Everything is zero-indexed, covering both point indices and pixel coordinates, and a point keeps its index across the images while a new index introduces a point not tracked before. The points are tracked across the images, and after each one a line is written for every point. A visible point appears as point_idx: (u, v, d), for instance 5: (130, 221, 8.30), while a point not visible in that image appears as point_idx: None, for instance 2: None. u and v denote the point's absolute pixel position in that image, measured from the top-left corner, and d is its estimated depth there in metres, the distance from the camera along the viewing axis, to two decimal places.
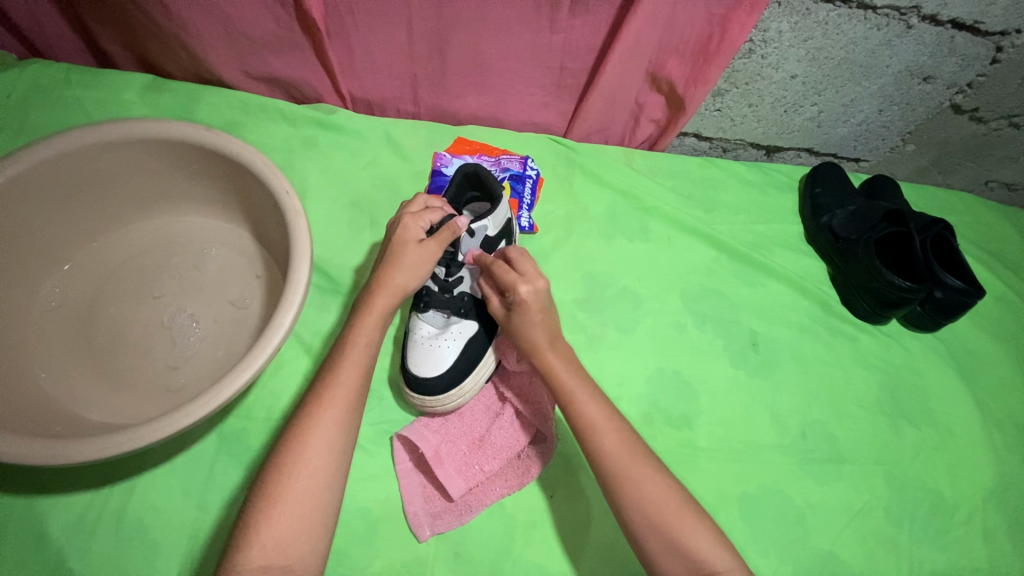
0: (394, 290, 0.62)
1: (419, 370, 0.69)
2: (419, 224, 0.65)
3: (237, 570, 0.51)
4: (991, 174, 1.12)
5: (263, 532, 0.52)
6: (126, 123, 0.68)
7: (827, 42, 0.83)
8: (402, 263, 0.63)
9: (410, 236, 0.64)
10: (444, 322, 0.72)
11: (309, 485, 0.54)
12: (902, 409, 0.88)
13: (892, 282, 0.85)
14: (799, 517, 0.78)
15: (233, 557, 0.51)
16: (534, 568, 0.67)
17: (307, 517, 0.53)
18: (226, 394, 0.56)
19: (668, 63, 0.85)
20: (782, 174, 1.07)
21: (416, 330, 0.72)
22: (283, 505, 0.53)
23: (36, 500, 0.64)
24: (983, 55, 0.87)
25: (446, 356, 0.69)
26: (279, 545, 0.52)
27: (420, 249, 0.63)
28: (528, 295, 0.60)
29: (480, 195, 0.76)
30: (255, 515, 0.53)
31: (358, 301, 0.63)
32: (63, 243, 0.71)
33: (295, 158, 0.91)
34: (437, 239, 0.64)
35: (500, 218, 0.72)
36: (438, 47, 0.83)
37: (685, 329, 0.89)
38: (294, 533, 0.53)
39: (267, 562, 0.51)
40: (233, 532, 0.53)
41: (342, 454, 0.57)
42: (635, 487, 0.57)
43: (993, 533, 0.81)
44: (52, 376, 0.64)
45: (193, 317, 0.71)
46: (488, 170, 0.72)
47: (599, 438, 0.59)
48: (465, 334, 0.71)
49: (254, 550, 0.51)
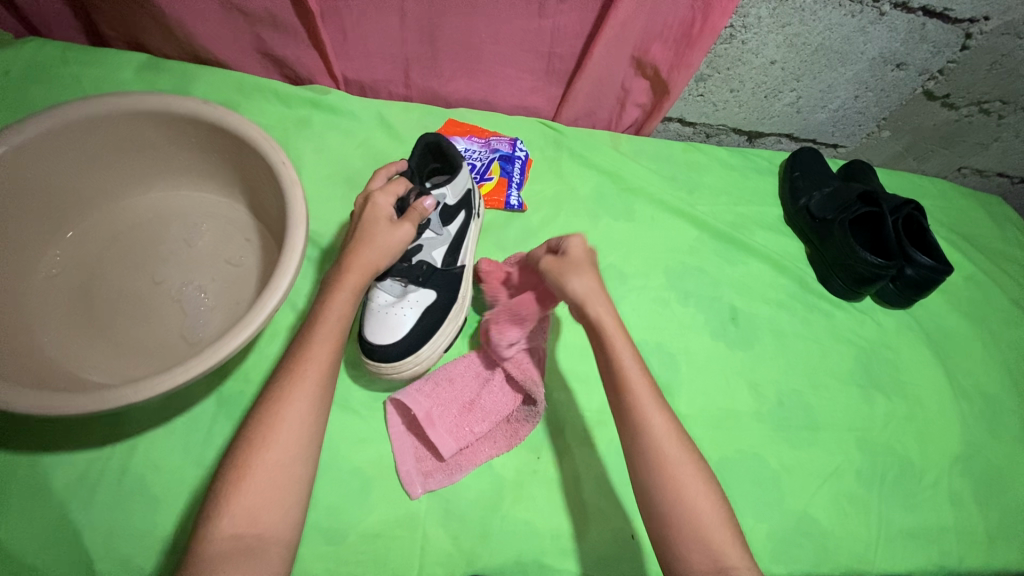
0: (364, 268, 0.63)
1: (375, 339, 0.71)
2: (387, 204, 0.67)
3: (209, 538, 0.52)
4: (963, 161, 1.16)
5: (236, 502, 0.53)
6: (128, 97, 0.70)
7: (804, 28, 0.86)
8: (371, 240, 0.64)
9: (378, 215, 0.65)
10: (402, 290, 0.72)
11: (279, 457, 0.55)
12: (875, 380, 0.92)
13: (865, 259, 0.89)
14: (775, 480, 0.82)
15: (204, 525, 0.53)
16: (523, 524, 0.70)
17: (278, 488, 0.55)
18: (215, 358, 0.58)
19: (652, 48, 0.88)
20: (762, 159, 1.11)
21: (374, 298, 0.72)
22: (255, 475, 0.54)
23: (40, 458, 0.66)
24: (953, 42, 0.91)
25: (403, 326, 0.71)
26: (251, 516, 0.53)
27: (387, 227, 0.65)
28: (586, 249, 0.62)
29: (441, 167, 0.78)
30: (227, 486, 0.54)
31: (328, 279, 0.64)
32: (64, 212, 0.73)
33: (291, 137, 0.94)
34: (409, 220, 0.67)
35: (460, 187, 0.74)
36: (430, 30, 0.86)
37: (668, 304, 0.92)
38: (265, 504, 0.54)
39: (237, 531, 0.52)
40: (206, 502, 0.55)
41: (312, 429, 0.58)
42: (669, 477, 0.55)
43: (959, 496, 0.86)
44: (54, 340, 0.66)
45: (191, 284, 0.73)
46: (451, 141, 0.74)
47: (648, 415, 0.56)
48: (422, 303, 0.72)
49: (225, 519, 0.52)
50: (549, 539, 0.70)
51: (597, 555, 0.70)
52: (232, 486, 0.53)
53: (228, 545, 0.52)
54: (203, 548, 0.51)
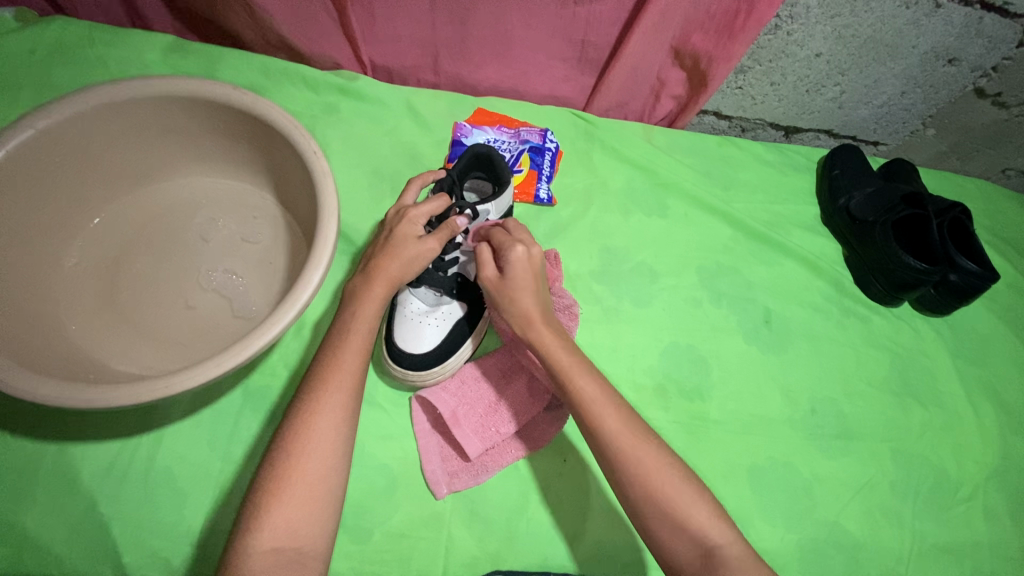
0: (390, 281, 0.61)
1: (404, 346, 0.70)
2: (419, 222, 0.63)
3: (249, 554, 0.51)
4: (1009, 161, 1.09)
5: (274, 516, 0.52)
6: (155, 81, 0.68)
7: (854, 19, 0.82)
8: (398, 253, 0.61)
9: (409, 232, 0.62)
10: (435, 300, 0.72)
11: (317, 468, 0.54)
12: (911, 389, 0.89)
13: (908, 264, 0.85)
14: (806, 489, 0.80)
15: (243, 539, 0.52)
16: (549, 527, 0.70)
17: (315, 498, 0.54)
18: (241, 358, 0.56)
19: (692, 38, 0.83)
20: (800, 156, 1.06)
21: (406, 303, 0.72)
22: (294, 485, 0.53)
23: (70, 447, 0.67)
24: (1010, 38, 0.86)
25: (433, 337, 0.71)
26: (289, 530, 0.52)
27: (418, 244, 0.62)
28: (523, 255, 0.60)
29: (484, 175, 0.75)
30: (263, 498, 0.53)
31: (352, 289, 0.62)
32: (89, 198, 0.72)
33: (317, 124, 0.92)
34: (436, 236, 0.63)
35: (503, 204, 0.72)
36: (461, 16, 0.83)
37: (700, 305, 0.90)
38: (304, 517, 0.53)
39: (278, 545, 0.51)
40: (241, 516, 0.53)
41: (345, 440, 0.56)
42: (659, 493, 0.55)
43: (995, 511, 0.83)
44: (81, 329, 0.66)
45: (215, 274, 0.72)
46: (501, 154, 0.71)
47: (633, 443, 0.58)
48: (453, 316, 0.72)
49: (265, 533, 0.51)
50: (575, 545, 0.69)
51: (624, 561, 0.69)
52: (271, 499, 0.52)
53: (269, 560, 0.51)
54: (243, 564, 0.50)
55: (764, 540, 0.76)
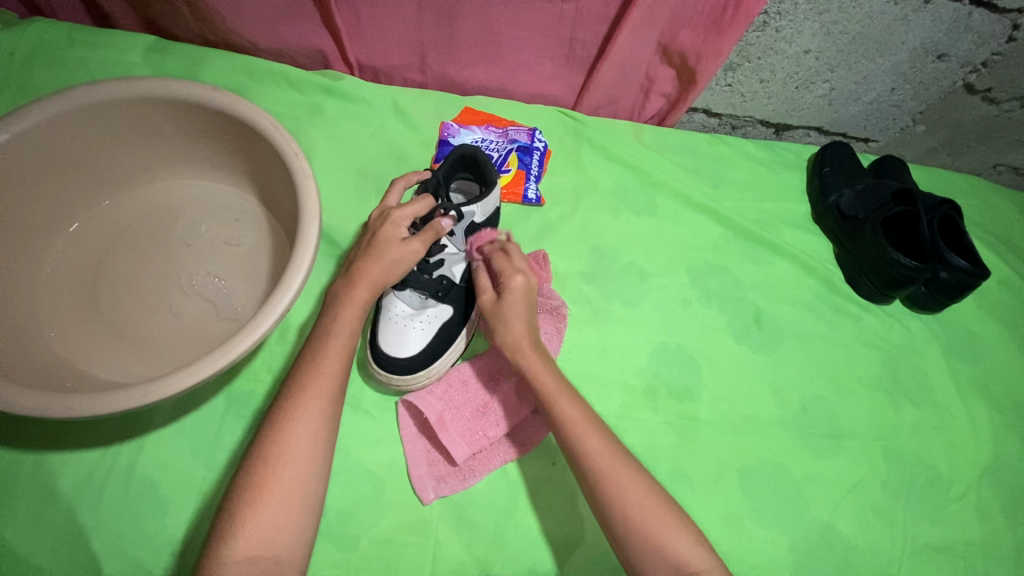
0: (373, 284, 0.60)
1: (389, 350, 0.69)
2: (402, 223, 0.62)
3: (223, 562, 0.50)
4: (1000, 157, 1.09)
5: (249, 524, 0.51)
6: (134, 82, 0.67)
7: (842, 15, 0.81)
8: (383, 255, 0.60)
9: (394, 234, 0.62)
10: (420, 302, 0.71)
11: (294, 475, 0.53)
12: (902, 387, 0.89)
13: (899, 261, 0.84)
14: (797, 489, 0.79)
15: (217, 548, 0.50)
16: (537, 531, 0.69)
17: (293, 506, 0.53)
18: (219, 363, 0.55)
19: (679, 35, 0.82)
20: (791, 153, 1.05)
21: (391, 307, 0.71)
22: (270, 494, 0.52)
23: (50, 456, 0.66)
24: (999, 33, 0.85)
25: (419, 340, 0.70)
26: (264, 538, 0.51)
27: (404, 246, 0.61)
28: (522, 284, 0.60)
29: (471, 176, 0.74)
30: (239, 506, 0.52)
31: (335, 292, 0.61)
32: (68, 202, 0.71)
33: (302, 125, 0.90)
34: (421, 238, 0.62)
35: (489, 205, 0.71)
36: (447, 14, 0.82)
37: (691, 305, 0.89)
38: (280, 524, 0.52)
39: (252, 554, 0.50)
40: (215, 525, 0.52)
41: (324, 446, 0.56)
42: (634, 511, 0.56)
43: (986, 509, 0.83)
44: (59, 335, 0.65)
45: (197, 279, 0.71)
46: (487, 155, 0.70)
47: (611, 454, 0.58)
48: (438, 319, 0.71)
49: (240, 541, 0.50)
50: (564, 549, 0.69)
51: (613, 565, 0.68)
52: (247, 507, 0.51)
53: (243, 569, 0.50)
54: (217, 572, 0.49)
55: (754, 541, 0.76)
